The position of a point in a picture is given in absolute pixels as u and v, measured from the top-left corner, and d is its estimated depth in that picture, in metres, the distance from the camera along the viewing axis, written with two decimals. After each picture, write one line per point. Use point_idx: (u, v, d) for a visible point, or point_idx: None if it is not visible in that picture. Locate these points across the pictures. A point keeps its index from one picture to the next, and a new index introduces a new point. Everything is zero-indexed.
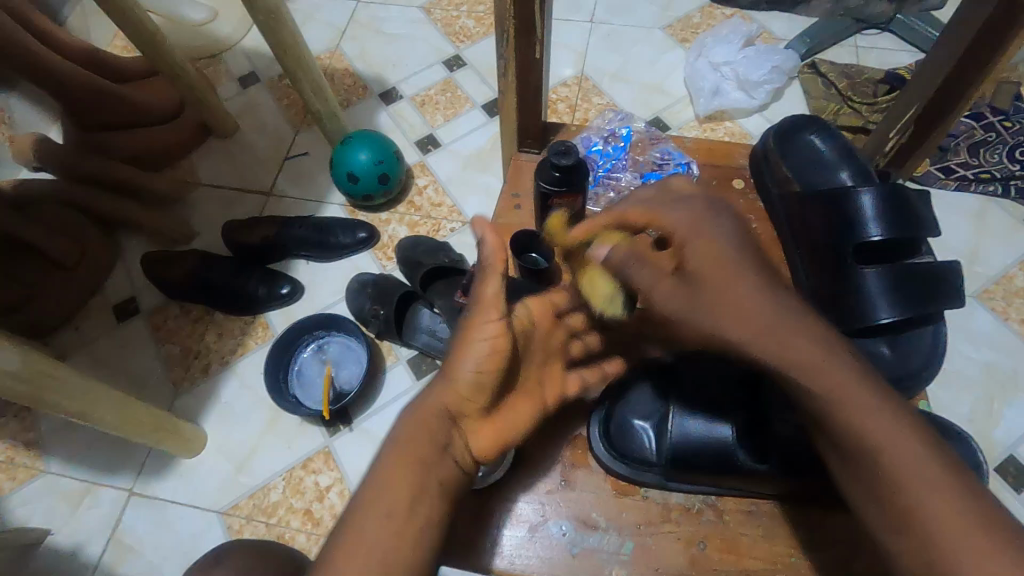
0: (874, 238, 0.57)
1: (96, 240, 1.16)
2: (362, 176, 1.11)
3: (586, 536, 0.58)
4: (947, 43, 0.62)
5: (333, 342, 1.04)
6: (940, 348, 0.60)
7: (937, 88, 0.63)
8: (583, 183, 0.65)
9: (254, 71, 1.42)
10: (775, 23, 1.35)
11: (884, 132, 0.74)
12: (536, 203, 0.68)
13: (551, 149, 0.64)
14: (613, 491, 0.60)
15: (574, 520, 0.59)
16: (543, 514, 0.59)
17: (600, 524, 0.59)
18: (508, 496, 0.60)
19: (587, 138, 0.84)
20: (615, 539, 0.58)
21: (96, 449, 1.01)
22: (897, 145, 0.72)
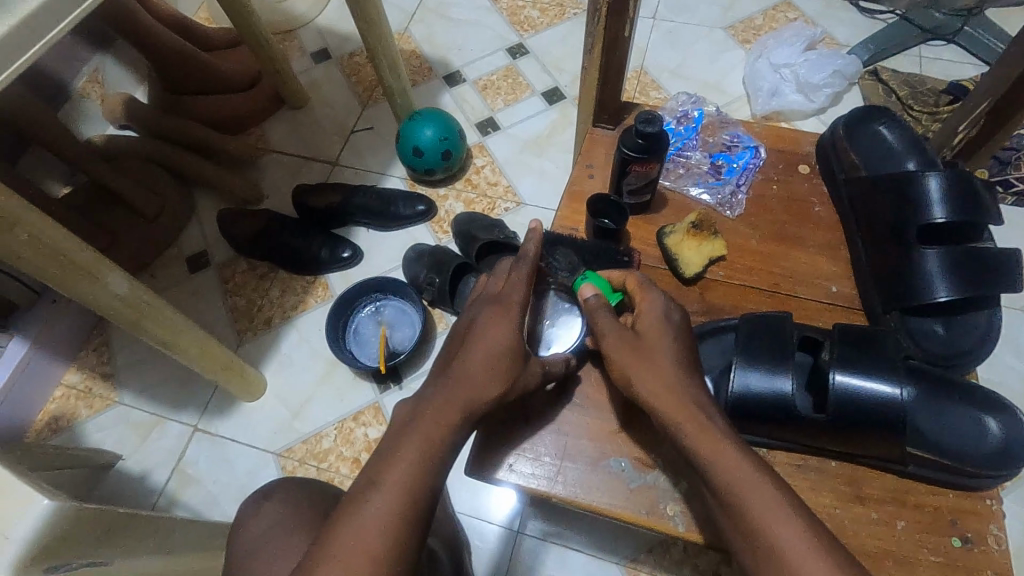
0: (939, 220, 0.59)
1: (175, 194, 1.24)
2: (427, 151, 1.16)
3: (642, 473, 0.62)
4: (1020, 42, 0.63)
5: (389, 305, 1.10)
6: (995, 330, 0.62)
7: (1012, 86, 0.65)
8: (663, 152, 0.66)
9: (327, 48, 1.50)
10: (839, 30, 1.36)
11: (954, 124, 0.76)
12: (612, 168, 0.69)
13: (637, 115, 0.63)
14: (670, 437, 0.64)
15: (632, 459, 0.63)
16: (603, 452, 0.64)
17: (657, 464, 0.63)
18: (569, 433, 0.65)
19: None
20: (671, 477, 0.62)
21: (165, 386, 1.09)
22: (966, 138, 0.74)
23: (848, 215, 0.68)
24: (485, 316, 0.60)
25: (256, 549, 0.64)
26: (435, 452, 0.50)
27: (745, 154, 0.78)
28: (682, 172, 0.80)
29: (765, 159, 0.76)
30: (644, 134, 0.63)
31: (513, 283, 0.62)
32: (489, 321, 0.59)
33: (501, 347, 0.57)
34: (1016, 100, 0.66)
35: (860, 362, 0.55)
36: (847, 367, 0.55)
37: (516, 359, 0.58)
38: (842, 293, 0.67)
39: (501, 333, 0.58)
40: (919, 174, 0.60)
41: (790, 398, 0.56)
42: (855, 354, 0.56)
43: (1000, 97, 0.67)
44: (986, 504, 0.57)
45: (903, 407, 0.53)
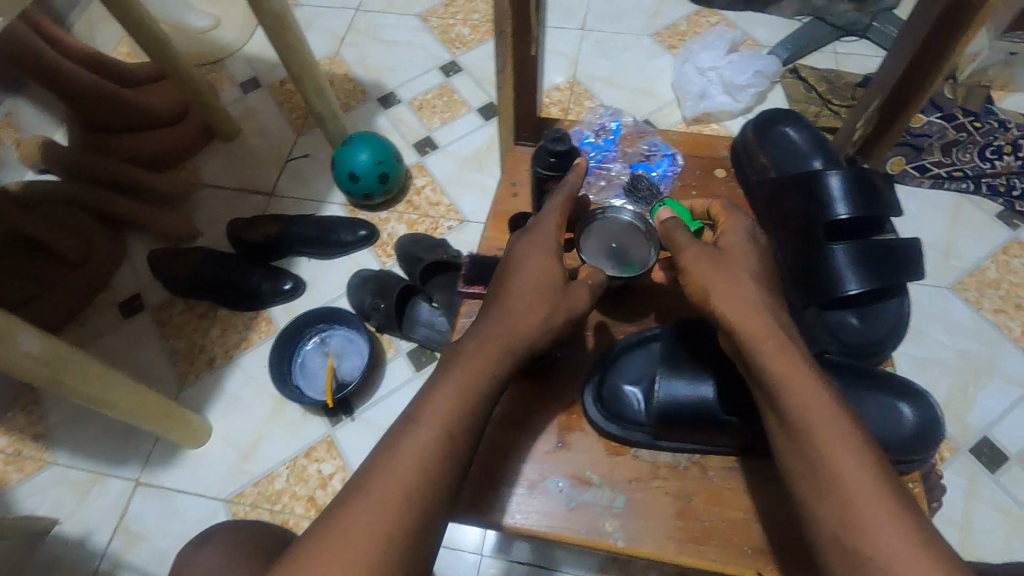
0: (842, 216, 0.62)
1: (102, 238, 1.19)
2: (363, 175, 1.15)
3: (581, 491, 0.61)
4: (903, 41, 0.68)
5: (335, 334, 1.07)
6: (904, 317, 0.65)
7: (898, 82, 0.69)
8: (577, 169, 0.67)
9: (256, 76, 1.47)
10: (758, 31, 1.41)
11: (852, 122, 0.80)
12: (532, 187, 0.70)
13: (546, 134, 0.65)
14: (606, 451, 0.63)
15: (569, 477, 0.62)
16: (541, 473, 0.62)
17: (594, 480, 0.62)
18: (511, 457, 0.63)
19: (580, 132, 0.90)
20: (608, 493, 0.61)
21: (103, 440, 1.04)
22: (863, 135, 0.78)
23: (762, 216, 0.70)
24: (522, 243, 0.59)
25: None
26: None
27: (663, 162, 0.81)
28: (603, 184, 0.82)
29: (683, 165, 0.78)
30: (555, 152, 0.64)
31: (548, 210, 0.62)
32: (526, 249, 0.59)
33: (541, 277, 0.57)
34: (905, 95, 0.70)
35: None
36: None
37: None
38: None
39: (543, 263, 0.58)
40: (821, 172, 0.63)
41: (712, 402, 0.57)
42: None
43: (888, 94, 0.71)
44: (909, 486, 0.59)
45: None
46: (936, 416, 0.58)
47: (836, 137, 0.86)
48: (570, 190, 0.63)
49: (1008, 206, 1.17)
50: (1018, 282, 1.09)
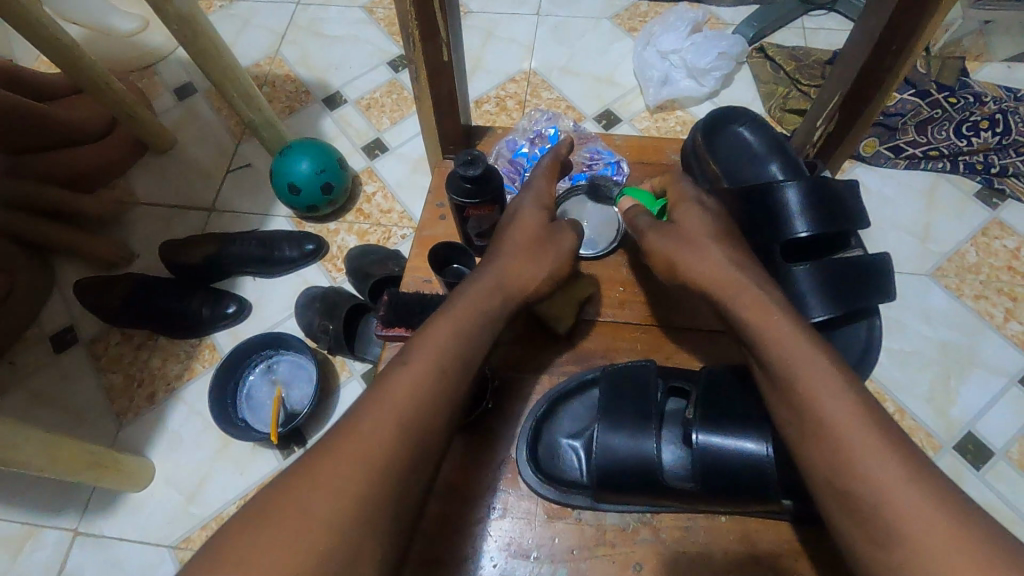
0: (802, 233, 0.55)
1: (27, 267, 1.10)
2: (303, 187, 1.07)
3: (517, 565, 0.56)
4: (862, 30, 0.62)
5: (282, 362, 1.00)
6: (876, 343, 0.58)
7: (859, 74, 0.64)
8: (498, 192, 0.60)
9: (191, 81, 1.37)
10: (723, 8, 1.34)
11: (813, 120, 0.76)
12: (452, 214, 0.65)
13: (456, 158, 0.58)
14: (545, 515, 0.58)
15: (505, 550, 0.57)
16: (473, 548, 0.57)
17: (533, 552, 0.57)
18: (446, 518, 0.58)
19: (513, 140, 0.83)
20: (547, 567, 0.56)
21: (36, 488, 0.96)
22: (824, 133, 0.74)
23: None
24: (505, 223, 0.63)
25: None
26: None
27: (608, 170, 0.79)
28: None
29: (628, 173, 0.76)
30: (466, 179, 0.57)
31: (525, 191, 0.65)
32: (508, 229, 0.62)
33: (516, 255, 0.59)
34: (868, 87, 0.65)
35: (722, 417, 0.53)
36: (709, 425, 0.52)
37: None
38: None
39: (518, 237, 0.61)
40: (778, 184, 0.56)
41: (657, 462, 0.52)
42: (716, 408, 0.53)
43: (849, 89, 0.67)
44: None
45: (773, 462, 0.50)
46: None
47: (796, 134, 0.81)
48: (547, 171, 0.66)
49: (987, 184, 1.11)
50: (999, 265, 1.05)
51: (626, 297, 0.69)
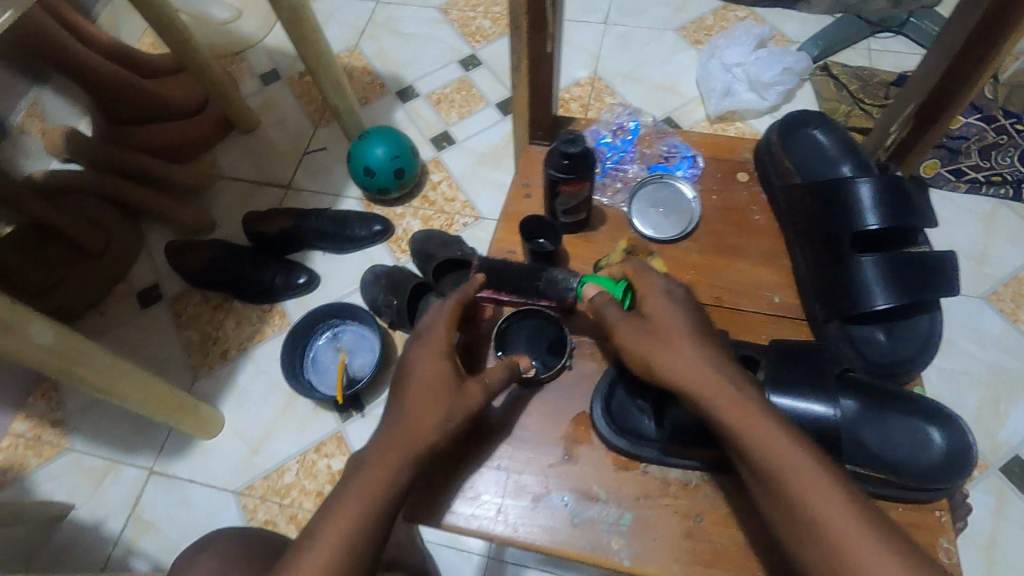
0: (872, 227, 0.59)
1: (123, 228, 1.20)
2: (378, 170, 1.14)
3: (587, 507, 0.61)
4: (940, 46, 0.65)
5: (347, 330, 1.07)
6: (937, 334, 0.62)
7: (936, 84, 0.67)
8: (591, 173, 0.65)
9: (276, 68, 1.46)
10: (788, 26, 1.37)
11: (885, 126, 0.79)
12: (545, 188, 0.69)
13: (560, 135, 0.63)
14: (614, 466, 0.62)
15: (575, 492, 0.61)
16: (546, 486, 0.62)
17: (601, 496, 0.61)
18: (513, 469, 0.63)
19: (597, 132, 0.92)
20: (614, 511, 0.60)
21: (118, 427, 1.05)
22: (897, 139, 0.76)
23: (784, 222, 0.68)
24: (414, 351, 0.61)
25: None
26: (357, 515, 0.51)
27: (683, 162, 0.77)
28: (619, 185, 0.82)
29: (703, 168, 0.75)
30: (567, 154, 0.63)
31: (436, 316, 0.64)
32: (418, 356, 0.60)
33: (431, 379, 0.58)
34: (943, 97, 0.68)
35: (797, 382, 0.55)
36: (783, 387, 0.55)
37: (449, 399, 0.58)
38: (785, 303, 0.65)
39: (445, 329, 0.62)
40: (851, 180, 0.60)
41: None
42: (791, 372, 0.56)
43: (926, 99, 0.69)
44: (936, 516, 0.55)
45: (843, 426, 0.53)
46: (968, 445, 0.54)
47: (869, 138, 0.84)
48: (459, 298, 0.66)
49: None
50: None
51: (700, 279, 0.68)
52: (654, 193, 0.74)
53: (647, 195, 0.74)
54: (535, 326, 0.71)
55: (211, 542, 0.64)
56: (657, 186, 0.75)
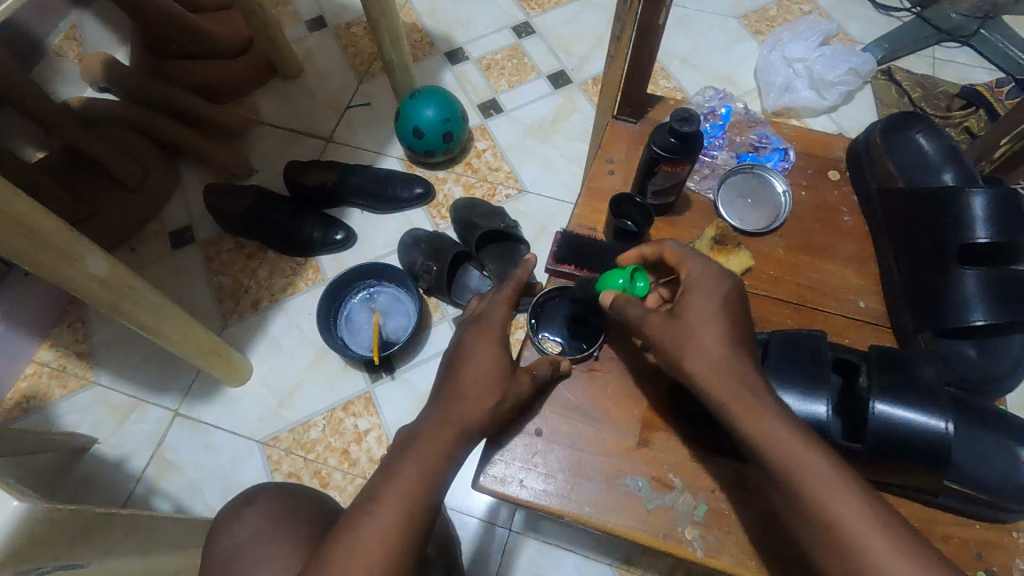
0: (981, 240, 0.57)
1: (158, 165, 1.17)
2: (427, 132, 1.11)
3: (661, 493, 0.61)
4: None
5: (383, 292, 1.06)
6: None
7: None
8: (696, 154, 0.63)
9: (323, 15, 1.42)
10: (854, 26, 1.33)
11: (994, 137, 0.78)
12: (639, 166, 0.67)
13: (675, 111, 0.61)
14: (687, 455, 0.62)
15: (649, 478, 0.61)
16: (619, 469, 0.62)
17: (675, 484, 0.61)
18: (587, 450, 0.63)
19: None
20: (689, 500, 0.60)
21: (144, 367, 1.04)
22: (1008, 151, 0.76)
23: (879, 227, 0.68)
24: (471, 337, 0.60)
25: (240, 565, 0.60)
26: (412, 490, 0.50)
27: (774, 155, 0.78)
28: (707, 170, 0.81)
29: (794, 162, 0.75)
30: (679, 133, 0.61)
31: (495, 302, 0.63)
32: (473, 346, 0.60)
33: (484, 371, 0.58)
34: None
35: (896, 388, 0.54)
36: (885, 395, 0.54)
37: (502, 385, 0.58)
38: (871, 308, 0.67)
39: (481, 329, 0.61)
40: (963, 190, 0.58)
41: (824, 421, 0.54)
42: (891, 380, 0.54)
43: None
44: (1012, 536, 0.57)
45: (942, 441, 0.52)
46: None
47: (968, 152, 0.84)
48: (518, 284, 0.65)
49: None
50: None
51: (778, 276, 0.69)
52: (739, 183, 0.75)
53: (733, 186, 0.75)
54: (571, 310, 0.71)
55: (261, 498, 0.66)
56: (747, 176, 0.75)
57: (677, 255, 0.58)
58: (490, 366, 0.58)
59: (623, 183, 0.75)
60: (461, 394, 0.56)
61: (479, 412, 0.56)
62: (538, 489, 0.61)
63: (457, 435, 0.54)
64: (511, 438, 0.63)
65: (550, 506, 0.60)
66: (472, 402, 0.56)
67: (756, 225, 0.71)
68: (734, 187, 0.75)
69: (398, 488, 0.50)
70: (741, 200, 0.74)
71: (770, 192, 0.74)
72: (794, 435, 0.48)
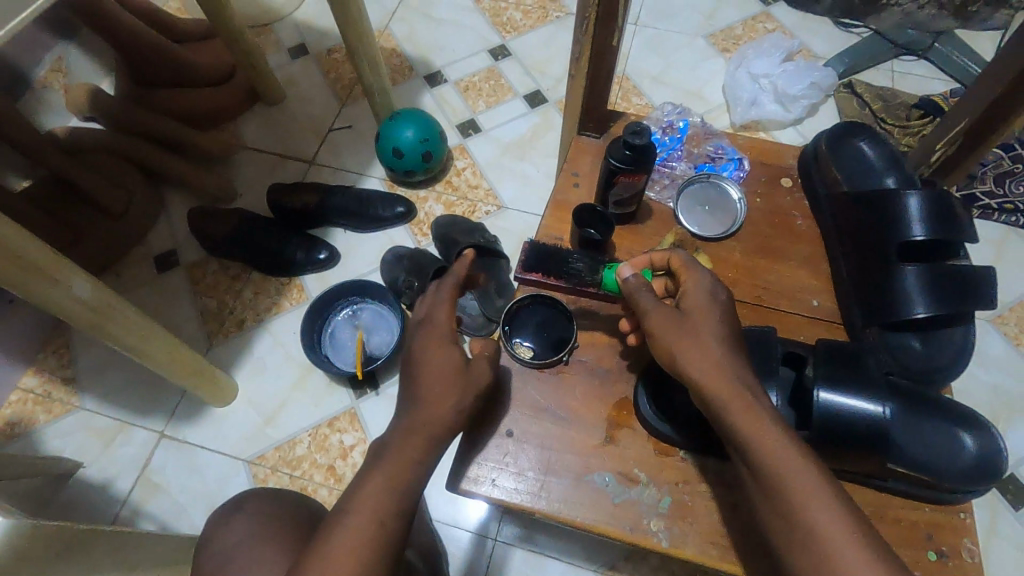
0: (918, 236, 0.61)
1: (142, 191, 1.20)
2: (407, 152, 1.14)
3: (629, 488, 0.63)
4: (1002, 63, 0.68)
5: (367, 309, 1.08)
6: (970, 346, 0.65)
7: (991, 104, 0.70)
8: (650, 164, 0.67)
9: (304, 43, 1.46)
10: (816, 42, 1.39)
11: (931, 143, 0.82)
12: (600, 179, 0.71)
13: (626, 126, 0.64)
14: (655, 451, 0.64)
15: (617, 473, 0.63)
16: (589, 467, 0.64)
17: (642, 478, 0.63)
18: (559, 450, 0.65)
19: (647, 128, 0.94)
20: (655, 493, 0.62)
21: (129, 390, 1.05)
22: (942, 157, 0.80)
23: (829, 229, 0.71)
24: (421, 346, 0.61)
25: None
26: (386, 493, 0.52)
27: (729, 165, 0.82)
28: (667, 182, 0.86)
29: (749, 171, 0.79)
30: (632, 145, 0.64)
31: (436, 304, 0.64)
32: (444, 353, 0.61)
33: (457, 376, 0.60)
34: (997, 117, 0.70)
35: (845, 378, 0.57)
36: (831, 384, 0.56)
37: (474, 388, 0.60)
38: (824, 306, 0.70)
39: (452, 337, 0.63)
40: (898, 192, 0.63)
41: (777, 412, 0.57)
42: (839, 370, 0.57)
43: (979, 118, 0.72)
44: (960, 517, 0.59)
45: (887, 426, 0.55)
46: (998, 453, 0.57)
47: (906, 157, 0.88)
48: (455, 278, 0.66)
49: None
50: None
51: (739, 278, 0.72)
52: (697, 191, 0.78)
53: (692, 194, 0.78)
54: (544, 317, 0.73)
55: (247, 506, 0.68)
56: (704, 185, 0.78)
57: (683, 263, 0.61)
58: (462, 372, 0.60)
59: (590, 194, 0.78)
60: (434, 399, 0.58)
61: (451, 415, 0.58)
62: (511, 489, 0.63)
63: (430, 438, 0.56)
64: (486, 441, 0.65)
65: (523, 505, 0.62)
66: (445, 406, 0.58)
67: (715, 231, 0.75)
68: (694, 195, 0.78)
69: (372, 491, 0.52)
70: (701, 208, 0.77)
71: (727, 200, 0.77)
72: (748, 426, 0.50)
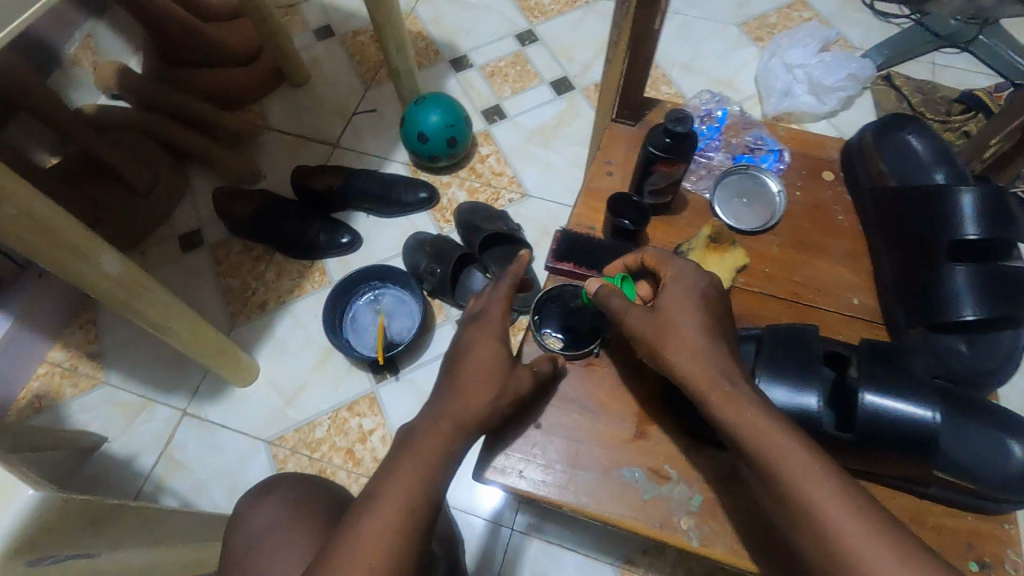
0: (971, 236, 0.58)
1: (168, 170, 1.20)
2: (432, 137, 1.13)
3: (657, 484, 0.62)
4: None
5: (389, 294, 1.07)
6: (1019, 350, 0.62)
7: None
8: (689, 154, 0.65)
9: (330, 24, 1.45)
10: (854, 33, 1.34)
11: (984, 138, 0.79)
12: (635, 166, 0.69)
13: (668, 113, 0.63)
14: (683, 447, 0.63)
15: (645, 469, 0.63)
16: (615, 461, 0.63)
17: (670, 474, 0.62)
18: (585, 443, 0.64)
19: None
20: (684, 490, 0.61)
21: (153, 367, 1.06)
22: (998, 152, 0.77)
23: (871, 225, 0.69)
24: (467, 337, 0.61)
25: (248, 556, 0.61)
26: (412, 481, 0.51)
27: (769, 156, 0.80)
28: (703, 172, 0.85)
29: (788, 163, 0.77)
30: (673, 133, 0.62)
31: (493, 300, 0.64)
32: (472, 342, 0.61)
33: (483, 366, 0.59)
34: None
35: (888, 381, 0.55)
36: (876, 386, 0.55)
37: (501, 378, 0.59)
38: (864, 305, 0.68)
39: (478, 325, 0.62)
40: (952, 189, 0.60)
41: (815, 412, 0.55)
42: (882, 372, 0.55)
43: None
44: (1004, 528, 0.59)
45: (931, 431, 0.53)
46: None
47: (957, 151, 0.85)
48: (514, 278, 0.65)
49: None
50: None
51: (774, 273, 0.70)
52: (735, 183, 0.76)
53: (729, 185, 0.76)
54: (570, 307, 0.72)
55: (272, 490, 0.68)
56: (743, 176, 0.76)
57: (655, 258, 0.61)
58: (489, 361, 0.60)
59: (622, 184, 0.77)
60: (461, 388, 0.58)
61: (478, 405, 0.57)
62: (537, 480, 0.62)
63: (457, 427, 0.55)
64: (512, 430, 0.65)
65: (549, 496, 0.62)
66: (471, 396, 0.57)
67: (750, 225, 0.73)
68: (730, 187, 0.76)
69: (398, 479, 0.51)
70: (738, 201, 0.75)
71: (766, 192, 0.75)
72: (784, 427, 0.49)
